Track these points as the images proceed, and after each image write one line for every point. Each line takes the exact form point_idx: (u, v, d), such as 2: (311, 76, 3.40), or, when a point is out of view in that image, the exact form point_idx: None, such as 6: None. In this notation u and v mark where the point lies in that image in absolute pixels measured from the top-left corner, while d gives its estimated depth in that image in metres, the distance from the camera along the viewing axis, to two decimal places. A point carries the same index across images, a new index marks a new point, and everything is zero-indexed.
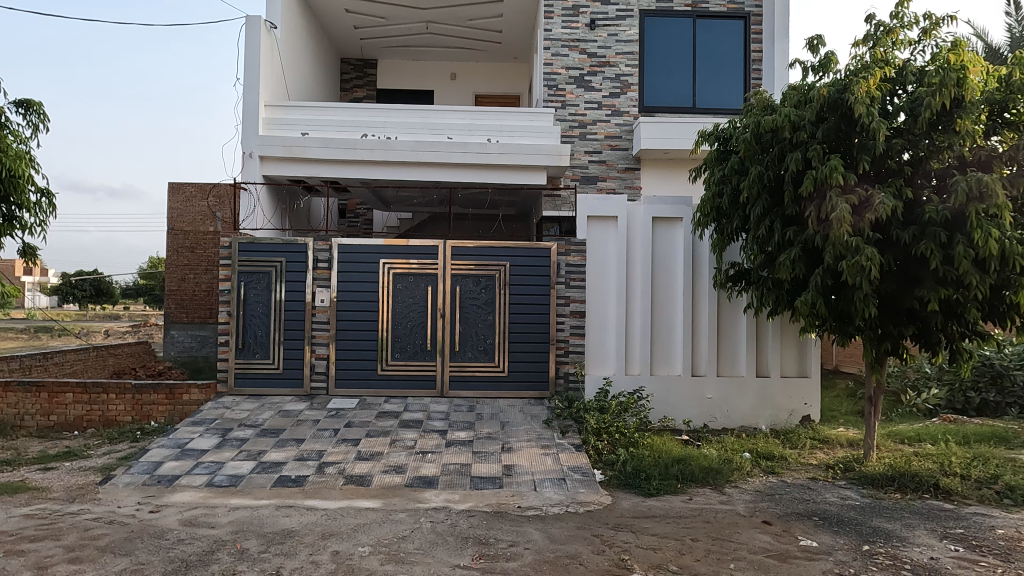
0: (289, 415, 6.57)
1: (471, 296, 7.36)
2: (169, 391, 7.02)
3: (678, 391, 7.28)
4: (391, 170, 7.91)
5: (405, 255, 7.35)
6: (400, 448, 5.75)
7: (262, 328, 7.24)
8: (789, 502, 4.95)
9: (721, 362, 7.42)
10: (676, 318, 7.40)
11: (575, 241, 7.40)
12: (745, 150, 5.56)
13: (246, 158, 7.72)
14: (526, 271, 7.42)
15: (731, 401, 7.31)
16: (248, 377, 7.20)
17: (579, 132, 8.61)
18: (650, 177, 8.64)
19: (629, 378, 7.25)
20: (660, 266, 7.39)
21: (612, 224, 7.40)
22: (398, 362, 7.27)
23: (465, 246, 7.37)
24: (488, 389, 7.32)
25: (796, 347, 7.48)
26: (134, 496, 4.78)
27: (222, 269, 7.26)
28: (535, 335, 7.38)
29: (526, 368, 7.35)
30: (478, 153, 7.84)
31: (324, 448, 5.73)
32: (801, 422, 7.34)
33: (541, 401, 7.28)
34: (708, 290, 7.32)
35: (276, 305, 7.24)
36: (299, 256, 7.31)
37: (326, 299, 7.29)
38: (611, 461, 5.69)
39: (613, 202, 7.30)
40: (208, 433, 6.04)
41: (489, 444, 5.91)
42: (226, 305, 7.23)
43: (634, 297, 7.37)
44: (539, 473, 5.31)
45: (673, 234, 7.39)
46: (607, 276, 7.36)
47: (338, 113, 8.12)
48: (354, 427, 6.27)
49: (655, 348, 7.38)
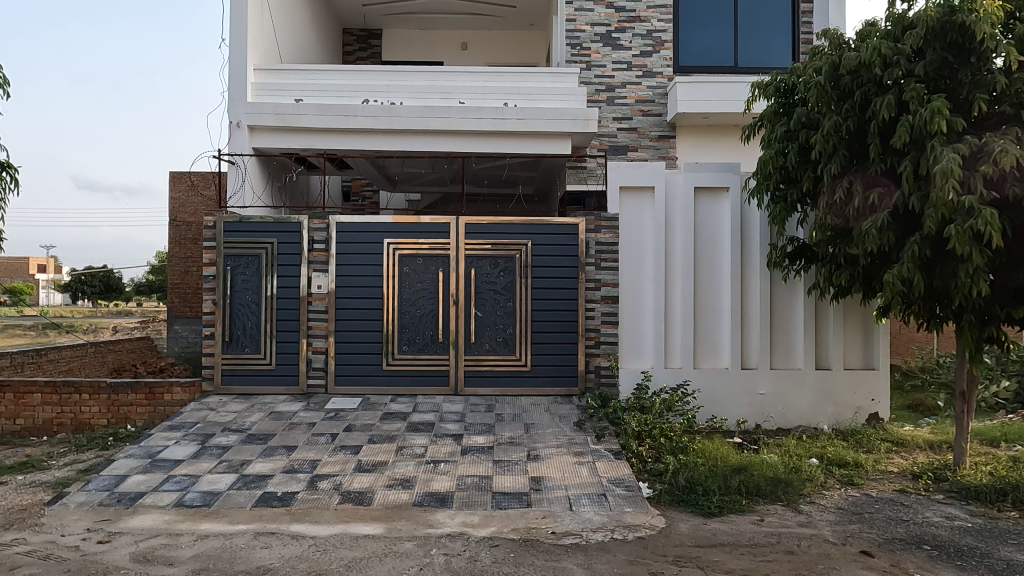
0: (281, 417, 5.72)
1: (487, 280, 6.46)
2: (149, 391, 6.22)
3: (726, 387, 6.37)
4: (397, 140, 7.02)
5: (412, 235, 6.46)
6: (408, 458, 4.88)
7: (252, 319, 6.39)
8: (884, 524, 4.04)
9: (775, 353, 6.50)
10: (722, 303, 6.50)
11: (606, 216, 6.47)
12: (818, 97, 4.63)
13: (234, 127, 6.85)
14: (550, 251, 6.50)
15: (787, 397, 6.40)
16: (237, 373, 6.36)
17: (606, 96, 7.68)
18: (686, 146, 7.71)
19: (670, 372, 6.36)
20: (703, 244, 6.48)
21: (648, 195, 6.49)
22: (406, 356, 6.39)
23: (481, 223, 6.46)
24: (508, 386, 6.43)
25: (861, 336, 6.54)
26: (85, 521, 3.93)
27: (206, 252, 6.41)
28: (560, 324, 6.47)
29: (552, 361, 6.45)
30: (494, 119, 6.92)
31: (318, 458, 4.86)
32: (868, 421, 6.40)
33: (569, 399, 6.37)
34: (759, 270, 6.40)
35: (268, 292, 6.39)
36: (293, 236, 6.44)
37: (324, 285, 6.43)
38: (659, 471, 4.76)
39: (648, 170, 6.39)
40: (185, 440, 5.19)
41: (512, 452, 5.01)
42: (211, 293, 6.40)
43: (673, 279, 6.48)
44: (574, 488, 4.42)
45: (718, 206, 6.49)
46: (643, 255, 6.47)
47: (336, 77, 7.22)
48: (354, 431, 5.41)
49: (699, 338, 6.49)
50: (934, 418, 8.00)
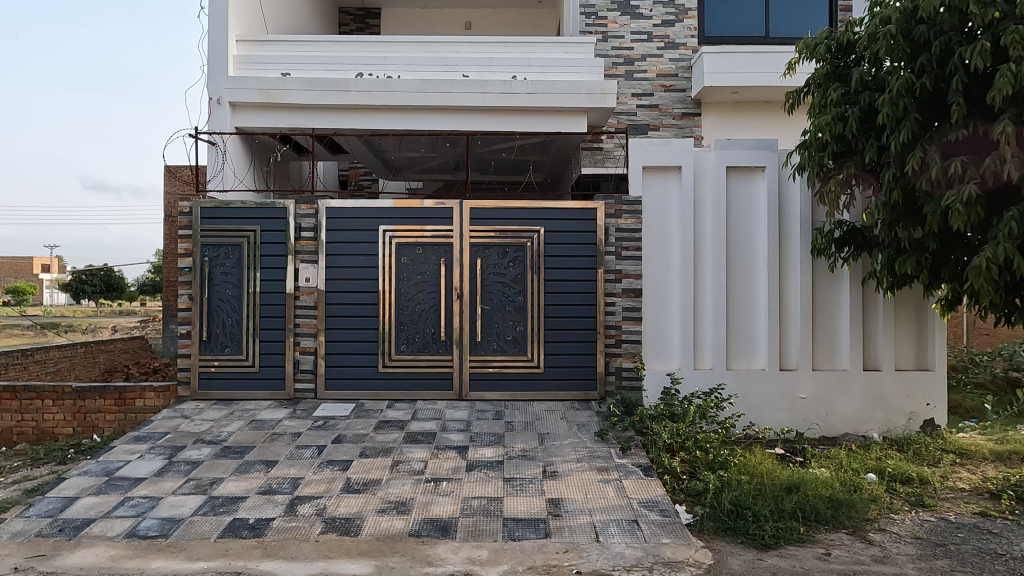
0: (262, 427, 5.06)
1: (495, 272, 5.78)
2: (118, 396, 5.60)
3: (762, 389, 5.70)
4: (394, 117, 6.35)
5: (411, 221, 5.78)
6: (404, 475, 4.20)
7: (233, 316, 5.72)
8: (976, 560, 3.35)
9: (817, 352, 5.83)
10: (758, 295, 5.83)
11: (628, 199, 5.77)
12: (886, 51, 3.96)
13: (213, 104, 6.17)
14: (565, 238, 5.82)
15: (831, 401, 5.73)
16: (216, 377, 5.71)
17: (625, 69, 6.98)
18: (711, 124, 7.03)
19: (700, 373, 5.70)
20: (736, 230, 5.83)
21: (674, 176, 5.81)
22: (404, 357, 5.72)
23: (488, 208, 5.78)
24: (519, 390, 5.75)
25: (913, 333, 5.85)
26: (15, 557, 3.27)
27: (181, 241, 5.76)
28: (577, 320, 5.79)
29: (567, 362, 5.77)
30: (502, 93, 6.25)
31: (300, 476, 4.19)
32: (922, 429, 5.71)
33: (587, 405, 5.68)
34: (799, 259, 5.73)
35: (250, 286, 5.72)
36: (277, 223, 5.77)
37: (313, 277, 5.76)
38: (697, 491, 4.06)
39: (674, 148, 5.71)
40: (151, 454, 4.53)
41: (525, 467, 4.33)
42: (188, 287, 5.74)
43: (703, 269, 5.82)
44: (600, 512, 3.73)
45: (752, 188, 5.83)
46: (670, 243, 5.79)
47: (327, 49, 6.55)
48: (345, 443, 4.74)
49: (732, 336, 5.82)
50: (976, 421, 7.24)
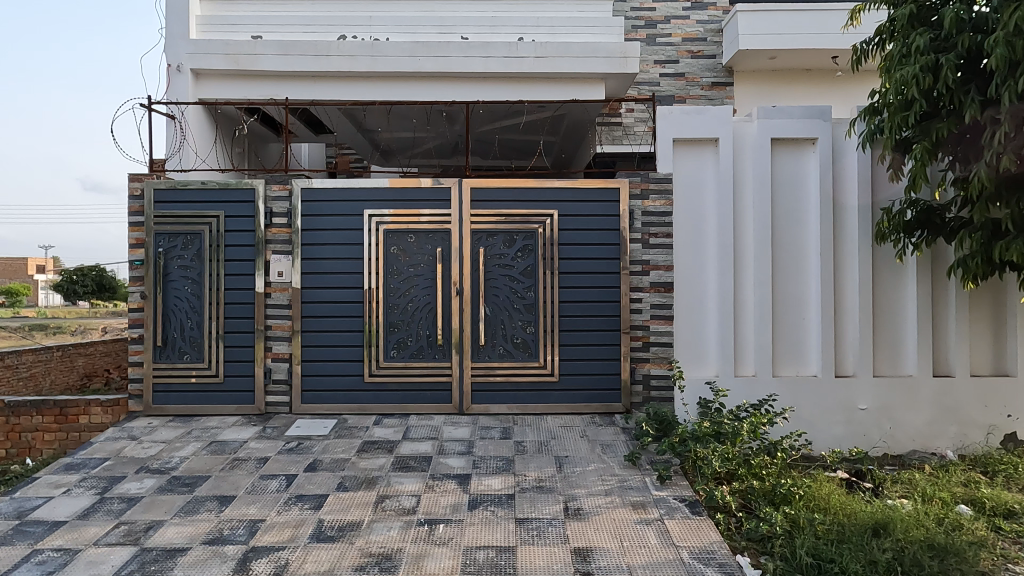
0: (223, 450, 4.21)
1: (500, 263, 4.92)
2: (59, 412, 4.82)
3: (815, 400, 4.87)
4: (382, 87, 5.51)
5: (401, 204, 4.92)
6: (391, 516, 3.34)
7: (193, 316, 4.86)
8: None
9: (879, 356, 4.98)
10: (808, 290, 4.99)
11: (655, 176, 4.92)
12: None
13: (172, 71, 5.29)
14: (583, 223, 4.96)
15: (896, 413, 4.88)
16: (173, 389, 4.85)
17: (646, 33, 6.14)
18: (746, 94, 6.21)
19: (742, 381, 4.87)
20: (782, 214, 4.99)
21: (710, 150, 4.97)
22: (395, 364, 4.87)
23: (492, 188, 4.93)
24: (530, 402, 4.91)
25: (992, 333, 4.99)
26: None
27: (132, 230, 4.89)
28: (597, 319, 4.93)
29: (586, 369, 4.92)
30: (507, 56, 5.39)
31: (261, 518, 3.33)
32: (1004, 445, 4.85)
33: (610, 419, 4.83)
34: (858, 247, 4.89)
35: (213, 281, 4.86)
36: (244, 207, 4.90)
37: (286, 271, 4.90)
38: (761, 536, 3.22)
39: (710, 117, 4.86)
40: (80, 489, 3.68)
41: (542, 503, 3.48)
42: (139, 284, 4.87)
43: (742, 260, 4.97)
44: (643, 569, 2.88)
45: (800, 164, 4.99)
46: (705, 229, 4.95)
47: (304, 8, 5.70)
48: (320, 472, 3.89)
49: (779, 337, 4.98)
50: None
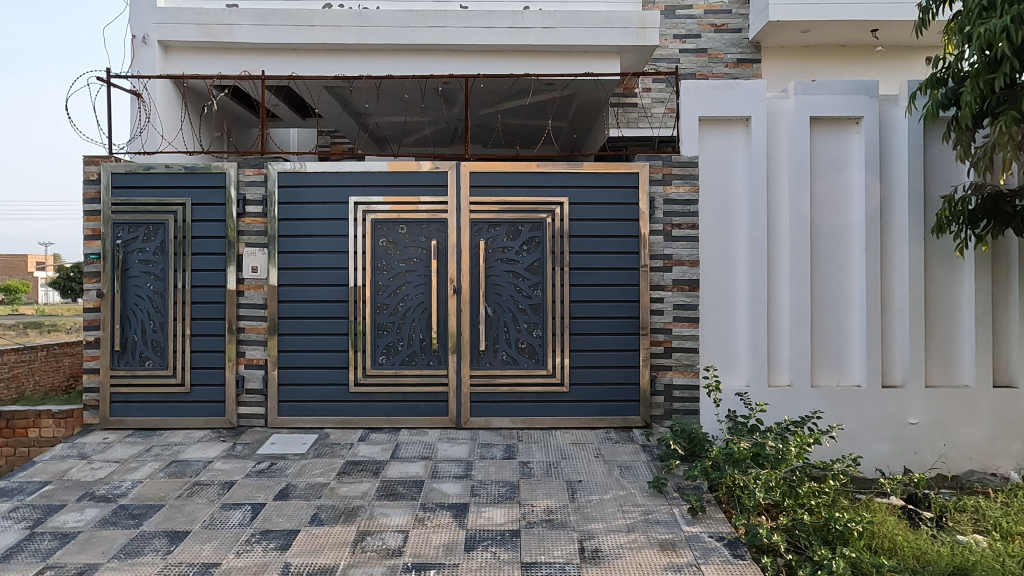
0: (183, 472, 3.64)
1: (504, 257, 4.35)
2: (9, 423, 4.40)
3: (859, 414, 4.30)
4: (372, 62, 4.94)
5: (391, 191, 4.35)
6: (372, 560, 2.76)
7: (156, 317, 4.31)
8: None
9: (931, 363, 4.41)
10: (850, 289, 4.41)
11: (679, 159, 4.34)
12: None
13: (137, 43, 4.74)
14: (597, 212, 4.38)
15: (950, 429, 4.31)
16: (133, 399, 4.31)
17: (665, 5, 5.56)
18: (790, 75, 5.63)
19: (776, 392, 4.30)
20: (821, 203, 4.41)
21: (740, 131, 4.39)
22: (383, 372, 4.31)
23: (494, 173, 4.35)
24: (536, 415, 4.35)
25: None
26: None
27: (87, 219, 4.33)
28: (612, 321, 4.36)
29: (599, 378, 4.35)
30: (512, 27, 4.82)
31: (215, 561, 2.76)
32: None
33: (628, 434, 4.27)
34: (909, 240, 4.32)
35: (179, 278, 4.30)
36: (213, 194, 4.34)
37: (261, 266, 4.34)
38: None
39: (741, 92, 4.28)
40: (8, 521, 3.12)
41: (553, 543, 2.90)
42: (95, 280, 4.31)
43: (777, 255, 4.40)
44: None
45: (843, 146, 4.42)
46: (735, 220, 4.38)
47: None
48: (293, 500, 3.32)
49: (817, 342, 4.41)
50: None
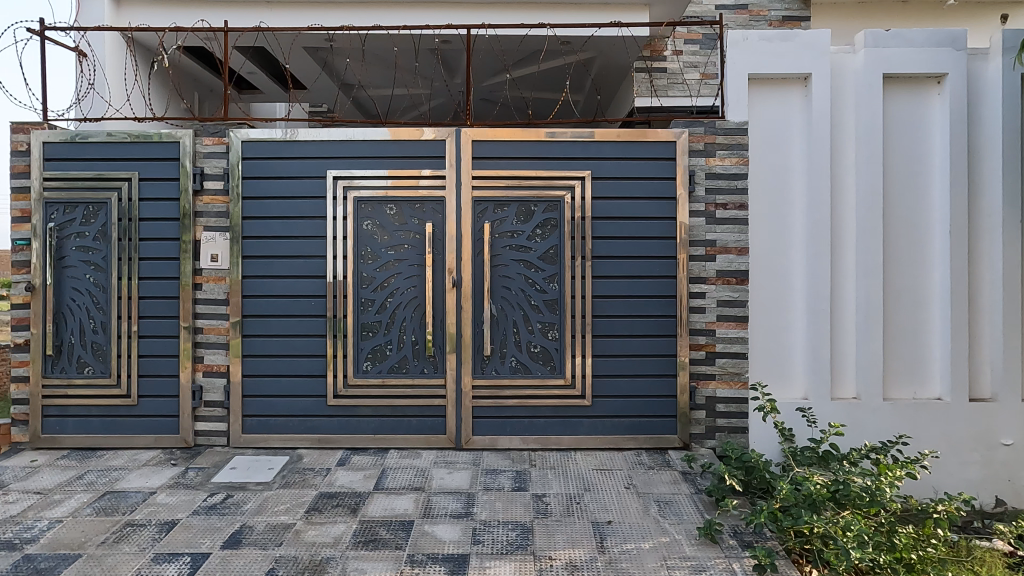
0: (115, 507, 2.93)
1: (513, 244, 3.62)
2: None
3: (942, 433, 3.56)
4: (359, 16, 4.22)
5: (377, 164, 3.63)
6: None
7: (96, 315, 3.61)
8: None
9: None
10: (930, 283, 3.66)
11: (724, 125, 3.60)
12: None
13: None
14: (625, 190, 3.64)
15: None
16: (70, 413, 3.61)
17: None
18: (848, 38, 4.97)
19: (841, 407, 3.56)
20: (894, 179, 3.66)
21: (797, 93, 3.65)
22: (368, 381, 3.60)
23: (501, 141, 3.61)
24: (551, 434, 3.63)
25: None
26: None
27: (15, 198, 3.63)
28: (643, 321, 3.63)
29: (627, 389, 3.63)
30: None
31: None
32: None
33: (662, 458, 3.54)
34: (1002, 225, 3.57)
35: (123, 268, 3.60)
36: (165, 167, 3.63)
37: (222, 254, 3.62)
38: None
39: (799, 44, 3.54)
40: None
41: None
42: (24, 270, 3.61)
43: (841, 242, 3.65)
44: None
45: (921, 111, 3.66)
46: (790, 200, 3.65)
47: None
48: (243, 549, 2.59)
49: (890, 347, 3.66)
50: None
